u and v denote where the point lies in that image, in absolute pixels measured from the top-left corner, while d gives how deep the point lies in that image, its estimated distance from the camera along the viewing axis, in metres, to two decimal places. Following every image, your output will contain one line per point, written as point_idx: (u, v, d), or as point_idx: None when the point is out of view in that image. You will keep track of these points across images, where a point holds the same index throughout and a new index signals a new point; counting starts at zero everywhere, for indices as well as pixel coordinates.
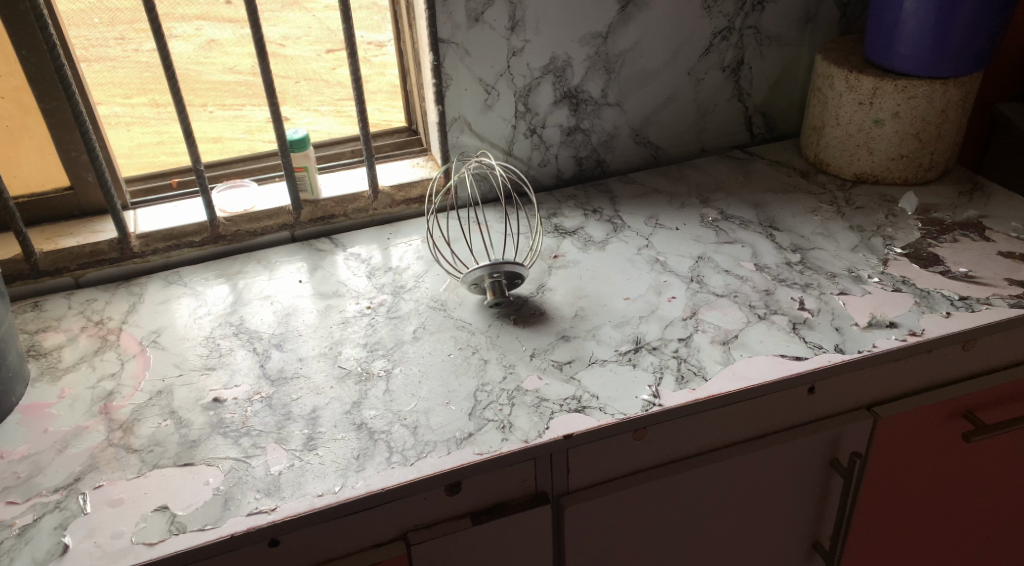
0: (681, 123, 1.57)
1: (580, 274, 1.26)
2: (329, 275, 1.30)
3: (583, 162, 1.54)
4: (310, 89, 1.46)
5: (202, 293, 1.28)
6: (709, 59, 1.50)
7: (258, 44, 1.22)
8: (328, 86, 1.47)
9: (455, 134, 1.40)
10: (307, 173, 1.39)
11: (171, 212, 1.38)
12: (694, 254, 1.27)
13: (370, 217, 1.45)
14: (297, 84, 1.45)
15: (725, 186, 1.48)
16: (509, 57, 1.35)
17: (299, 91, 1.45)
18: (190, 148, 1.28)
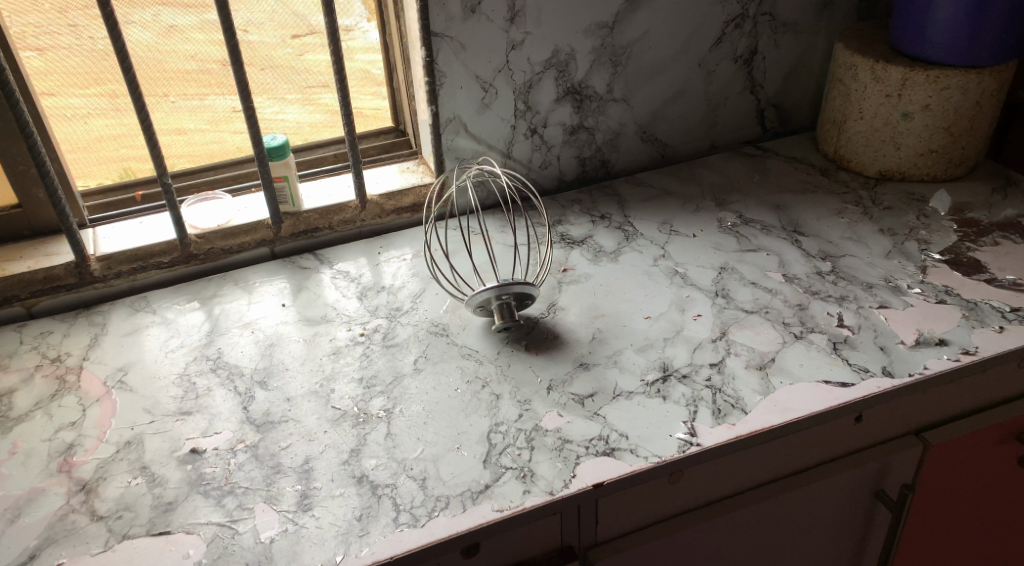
0: (690, 118, 1.46)
1: (593, 290, 1.15)
2: (316, 298, 1.18)
3: (587, 163, 1.43)
4: (276, 77, 1.27)
5: (173, 323, 1.15)
6: (721, 49, 1.39)
7: (229, 40, 1.08)
8: (297, 73, 1.29)
9: (450, 136, 1.28)
10: (287, 183, 1.25)
11: (134, 230, 1.24)
12: (716, 264, 1.18)
13: (356, 229, 1.33)
14: (262, 73, 1.25)
15: (740, 187, 1.39)
16: (508, 51, 1.22)
17: (265, 80, 1.26)
18: (155, 159, 1.14)
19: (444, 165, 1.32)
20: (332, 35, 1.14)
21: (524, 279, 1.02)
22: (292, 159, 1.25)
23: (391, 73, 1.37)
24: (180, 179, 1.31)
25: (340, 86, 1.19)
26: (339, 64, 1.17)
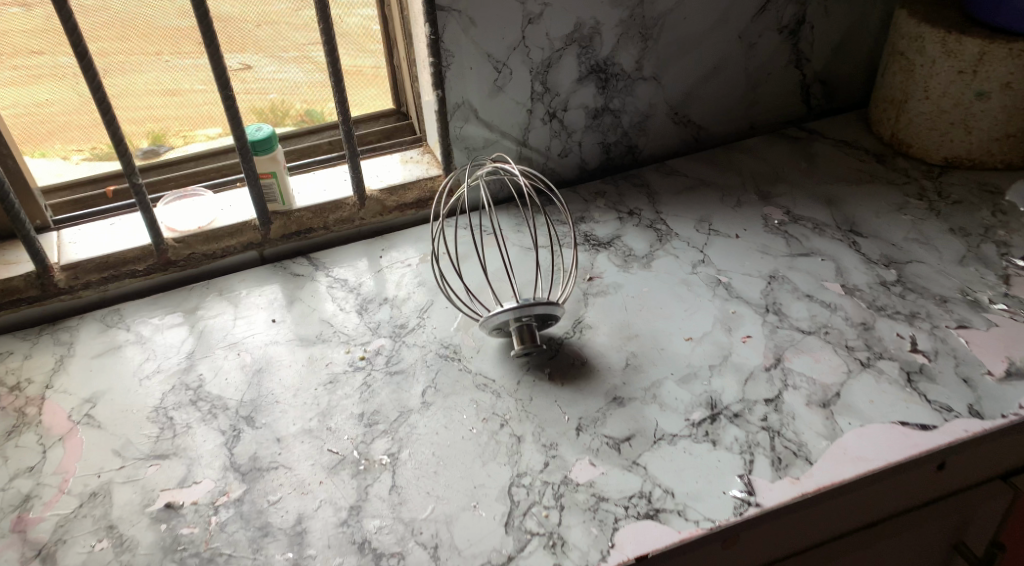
0: (727, 98, 1.30)
1: (625, 307, 1.01)
2: (310, 312, 1.04)
3: (612, 149, 1.28)
4: (271, 35, 1.10)
5: (150, 343, 1.00)
6: (765, 19, 1.22)
7: (201, 18, 0.91)
8: (294, 30, 1.11)
9: (458, 124, 1.13)
10: (275, 180, 1.10)
11: (105, 234, 1.09)
12: (766, 272, 1.05)
13: (355, 228, 1.19)
14: (258, 30, 1.09)
15: (785, 177, 1.24)
16: (525, 25, 1.06)
17: (261, 38, 1.10)
18: (121, 156, 0.98)
19: (452, 156, 1.17)
20: (323, 9, 0.97)
21: (546, 296, 0.88)
22: (281, 152, 1.10)
23: (389, 47, 1.21)
24: (157, 172, 1.16)
25: (332, 68, 1.02)
26: (331, 44, 1.00)
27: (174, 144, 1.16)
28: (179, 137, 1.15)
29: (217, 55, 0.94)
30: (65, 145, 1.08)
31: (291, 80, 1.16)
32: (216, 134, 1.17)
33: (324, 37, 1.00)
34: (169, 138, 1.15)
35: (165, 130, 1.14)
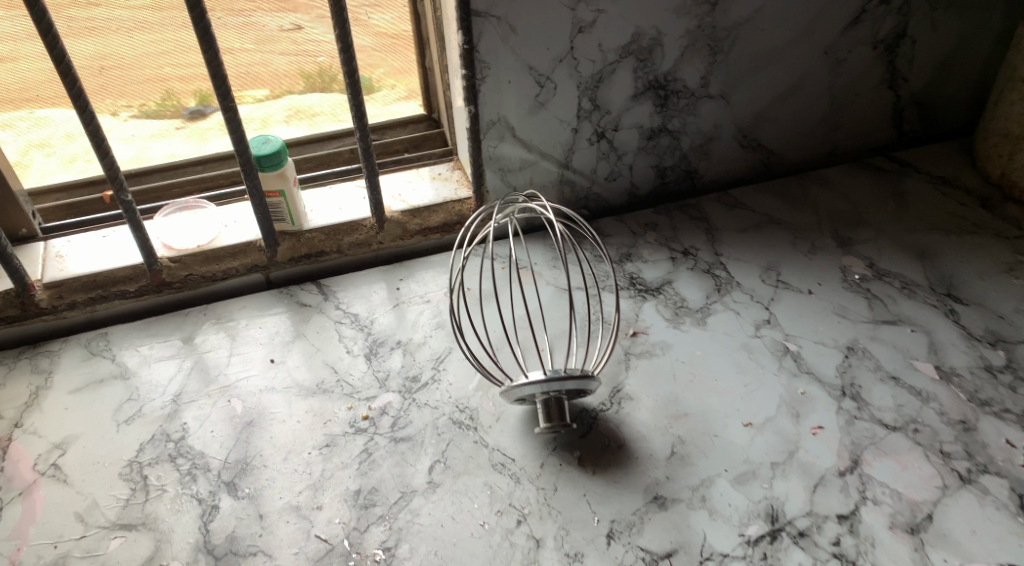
0: (805, 120, 1.12)
1: (674, 376, 0.87)
2: (313, 354, 0.92)
3: (668, 174, 1.12)
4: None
5: (134, 380, 0.89)
6: (858, 31, 1.03)
7: (196, 20, 0.79)
8: None
9: (492, 143, 1.00)
10: (285, 198, 0.98)
11: (96, 247, 0.99)
12: (844, 343, 0.90)
13: (373, 252, 1.06)
14: None
15: (867, 219, 1.07)
16: (574, 35, 0.91)
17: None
18: (109, 169, 0.88)
19: (484, 178, 1.04)
20: (338, 12, 0.85)
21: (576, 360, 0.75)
22: (291, 167, 0.97)
23: (421, 50, 1.08)
24: (162, 176, 1.07)
25: (347, 78, 0.90)
26: (347, 51, 0.87)
27: (222, 106, 1.05)
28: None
29: (216, 64, 0.82)
30: (116, 101, 0.99)
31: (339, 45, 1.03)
32: (266, 97, 1.06)
33: (339, 44, 0.87)
34: (217, 100, 1.04)
35: (214, 91, 1.03)
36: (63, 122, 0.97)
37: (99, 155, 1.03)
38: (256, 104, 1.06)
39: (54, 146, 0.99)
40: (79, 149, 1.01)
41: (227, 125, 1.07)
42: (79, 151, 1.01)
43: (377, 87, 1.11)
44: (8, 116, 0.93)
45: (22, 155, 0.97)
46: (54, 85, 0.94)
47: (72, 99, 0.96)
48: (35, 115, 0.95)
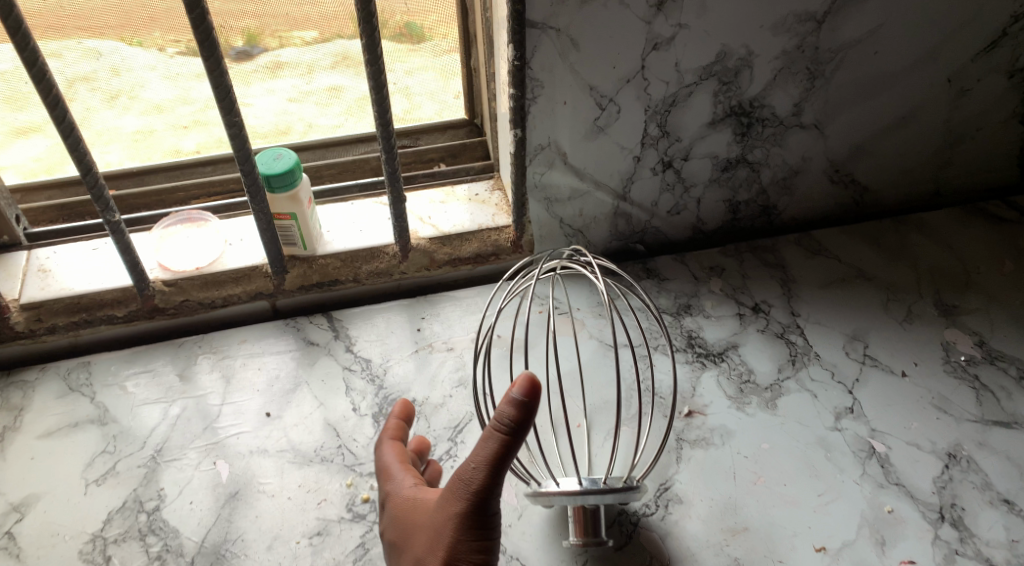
0: (912, 156, 0.96)
1: (734, 475, 0.73)
2: (314, 410, 0.80)
3: (741, 209, 0.97)
4: None
5: (112, 427, 0.78)
6: (991, 58, 0.88)
7: (196, 22, 0.65)
8: None
9: (538, 170, 0.85)
10: (296, 222, 0.85)
11: (84, 262, 0.87)
12: (943, 449, 0.74)
13: (394, 282, 0.93)
14: None
15: (977, 280, 0.91)
16: (648, 51, 0.77)
17: None
18: (95, 191, 0.75)
19: (526, 208, 0.89)
20: (366, 18, 0.70)
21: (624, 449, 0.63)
22: (305, 188, 0.84)
23: (467, 51, 0.92)
24: (168, 177, 0.95)
25: (374, 94, 0.75)
26: (377, 64, 0.73)
27: (269, 47, 0.88)
28: (274, 40, 0.87)
29: (219, 71, 0.69)
30: (163, 36, 0.83)
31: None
32: (314, 40, 0.88)
33: (367, 55, 0.73)
34: (263, 40, 0.87)
35: (261, 29, 0.86)
36: (109, 54, 0.83)
37: (144, 93, 0.88)
38: (303, 49, 0.88)
39: (100, 80, 0.85)
40: (124, 86, 0.86)
41: (271, 69, 0.90)
42: (124, 87, 0.86)
43: (429, 37, 0.91)
44: (52, 44, 0.81)
45: (68, 88, 0.85)
46: (103, 15, 0.80)
47: (118, 30, 0.82)
48: (83, 46, 0.82)
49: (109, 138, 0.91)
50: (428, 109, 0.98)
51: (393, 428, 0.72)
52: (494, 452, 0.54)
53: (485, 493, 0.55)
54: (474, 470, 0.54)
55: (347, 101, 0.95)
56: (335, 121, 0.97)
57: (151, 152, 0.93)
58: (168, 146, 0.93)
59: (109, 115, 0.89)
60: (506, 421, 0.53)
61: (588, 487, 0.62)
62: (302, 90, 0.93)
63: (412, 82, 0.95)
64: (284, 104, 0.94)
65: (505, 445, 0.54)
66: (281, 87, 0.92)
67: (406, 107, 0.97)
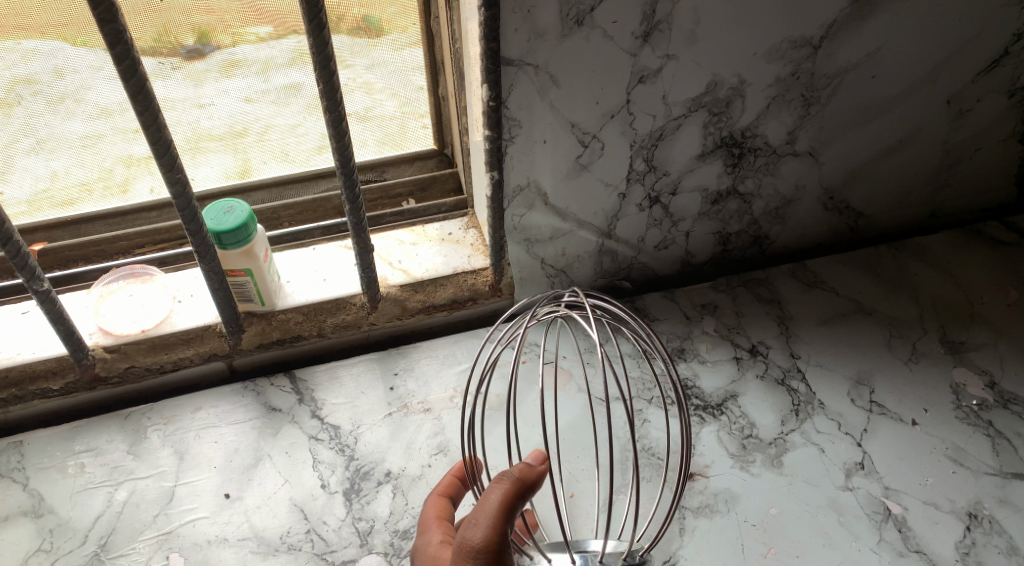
0: (910, 179, 0.91)
1: (742, 547, 0.67)
2: (278, 488, 0.73)
3: (732, 241, 0.91)
4: None
5: (49, 520, 0.70)
6: (992, 78, 0.83)
7: (125, 75, 0.57)
8: None
9: (517, 212, 0.78)
10: (251, 278, 0.77)
11: (12, 329, 0.78)
12: (963, 508, 0.69)
13: (362, 334, 0.86)
14: None
15: (982, 313, 0.88)
16: (634, 84, 0.70)
17: None
18: (16, 259, 0.66)
19: (505, 251, 0.82)
20: (323, 62, 0.61)
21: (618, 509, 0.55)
22: (260, 241, 0.77)
23: (433, 78, 0.84)
24: (109, 225, 0.85)
25: (334, 141, 0.67)
26: (336, 111, 0.65)
27: (223, 45, 0.76)
28: (227, 37, 0.75)
29: (156, 126, 0.61)
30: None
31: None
32: (270, 36, 0.77)
33: (325, 102, 0.64)
34: (216, 37, 0.75)
35: (213, 25, 0.74)
36: (50, 55, 0.71)
37: (91, 96, 0.75)
38: (259, 45, 0.77)
39: (42, 83, 0.73)
40: (70, 88, 0.74)
41: (225, 68, 0.78)
42: (69, 90, 0.74)
43: (389, 30, 0.79)
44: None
45: (7, 93, 0.72)
46: (42, 9, 0.68)
47: (60, 28, 0.70)
48: (21, 46, 0.70)
49: (53, 146, 0.78)
50: (389, 107, 0.86)
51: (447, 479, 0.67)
52: (504, 501, 0.51)
53: (496, 550, 0.50)
54: (483, 524, 0.50)
55: (306, 100, 0.83)
56: (293, 121, 0.84)
57: (100, 159, 0.80)
58: (118, 153, 0.81)
59: (53, 119, 0.75)
60: (517, 471, 0.53)
61: None
62: (259, 90, 0.81)
63: (374, 78, 0.82)
64: (240, 105, 0.81)
65: (515, 495, 0.52)
66: (235, 88, 0.80)
67: (366, 104, 0.84)
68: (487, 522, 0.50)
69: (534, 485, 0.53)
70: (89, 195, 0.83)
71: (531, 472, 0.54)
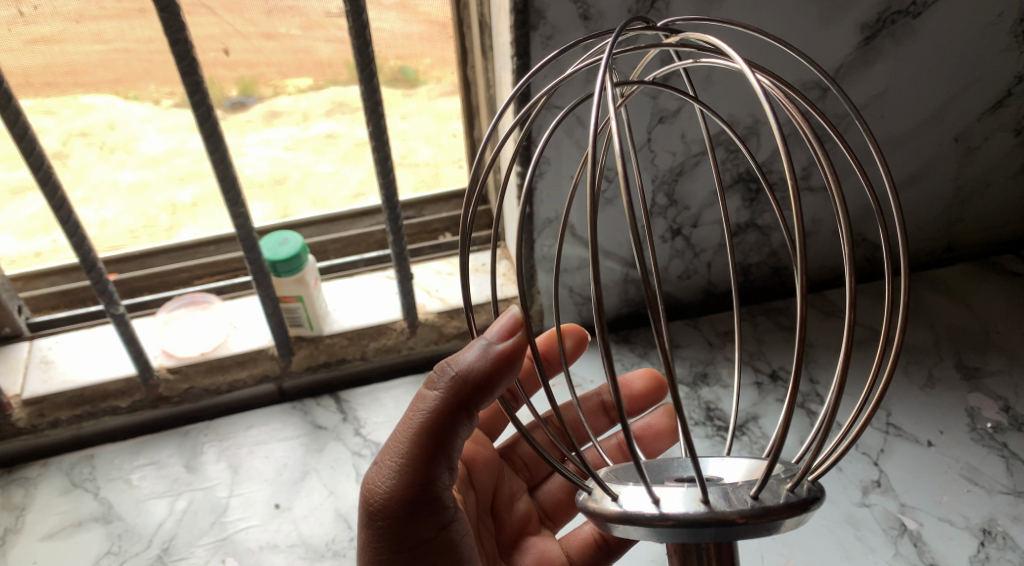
0: (924, 212, 0.95)
1: (762, 559, 0.70)
2: (324, 499, 0.78)
3: (752, 271, 0.96)
4: None
5: (117, 525, 0.77)
6: (998, 117, 0.87)
7: (201, 119, 0.66)
8: None
9: (546, 243, 0.84)
10: (302, 304, 0.85)
11: (86, 352, 0.86)
12: (977, 524, 0.71)
13: (403, 358, 0.92)
14: None
15: (998, 340, 0.91)
16: (655, 124, 0.76)
17: None
18: (99, 284, 0.75)
19: (536, 279, 0.88)
20: (372, 107, 0.70)
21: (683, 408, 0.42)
22: (311, 270, 0.84)
23: (471, 123, 0.90)
24: (171, 257, 0.93)
25: (380, 178, 0.75)
26: (383, 151, 0.73)
27: (264, 96, 0.86)
28: (269, 89, 0.85)
29: (225, 164, 0.69)
30: (159, 88, 0.81)
31: (382, 31, 0.81)
32: (309, 88, 0.86)
33: (373, 143, 0.72)
34: (259, 90, 0.85)
35: (254, 78, 0.83)
36: (104, 110, 0.82)
37: (140, 146, 0.86)
38: (298, 96, 0.86)
39: (95, 134, 0.83)
40: (121, 139, 0.85)
41: (267, 118, 0.87)
42: (120, 141, 0.85)
43: (424, 80, 0.88)
44: (48, 102, 0.79)
45: (64, 144, 0.82)
46: (107, 67, 0.78)
47: (114, 85, 0.80)
48: (79, 102, 0.80)
49: (104, 194, 0.88)
50: (425, 152, 0.94)
51: (539, 381, 0.80)
52: (430, 412, 0.53)
53: (404, 468, 0.53)
54: (404, 441, 0.54)
55: (342, 148, 0.92)
56: (330, 168, 0.93)
57: (145, 207, 0.90)
58: (165, 199, 0.90)
59: (103, 168, 0.86)
60: (456, 370, 0.53)
61: (644, 511, 0.42)
62: (298, 139, 0.90)
63: (408, 126, 0.92)
64: (280, 153, 0.90)
65: (442, 409, 0.53)
66: (275, 136, 0.89)
67: (402, 151, 0.94)
68: (401, 445, 0.54)
69: (479, 383, 0.53)
70: (136, 241, 0.91)
71: (473, 370, 0.53)
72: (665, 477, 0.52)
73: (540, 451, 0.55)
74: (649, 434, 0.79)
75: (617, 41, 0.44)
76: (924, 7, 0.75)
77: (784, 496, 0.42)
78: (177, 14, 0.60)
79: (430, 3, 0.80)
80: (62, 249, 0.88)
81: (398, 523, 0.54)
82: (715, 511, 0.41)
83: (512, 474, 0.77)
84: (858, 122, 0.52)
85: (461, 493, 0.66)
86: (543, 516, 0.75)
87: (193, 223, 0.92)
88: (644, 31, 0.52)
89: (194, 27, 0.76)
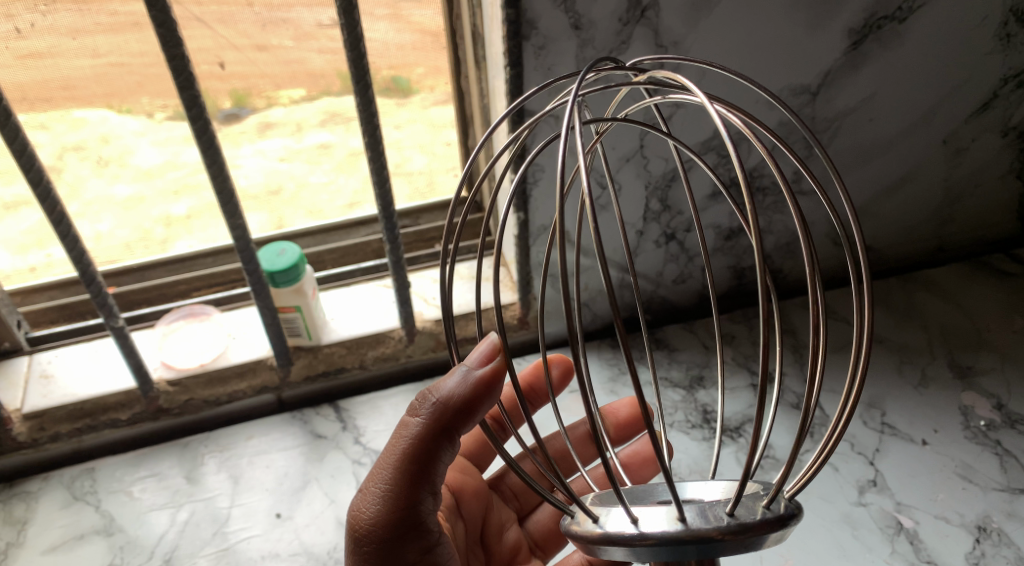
0: (916, 213, 0.97)
1: (761, 560, 0.71)
2: (325, 508, 0.79)
3: (745, 274, 0.97)
4: None
5: (118, 537, 0.77)
6: (985, 119, 0.89)
7: (199, 133, 0.67)
8: None
9: (542, 249, 0.85)
10: (299, 314, 0.85)
11: (86, 365, 0.87)
12: (972, 522, 0.72)
13: (399, 366, 0.93)
14: None
15: (989, 339, 0.92)
16: (646, 133, 0.77)
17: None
18: (99, 297, 0.75)
19: (531, 286, 0.89)
20: (368, 118, 0.71)
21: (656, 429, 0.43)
22: (308, 280, 0.85)
23: (463, 134, 0.92)
24: (169, 270, 0.93)
25: (377, 188, 0.76)
26: (379, 160, 0.74)
27: (258, 108, 0.86)
28: (263, 100, 0.86)
29: (222, 177, 0.70)
30: (151, 101, 0.82)
31: (374, 41, 0.82)
32: (303, 98, 0.87)
33: (368, 153, 0.73)
34: (252, 101, 0.85)
35: (249, 90, 0.84)
36: (97, 123, 0.82)
37: (135, 158, 0.86)
38: (292, 107, 0.87)
39: (89, 148, 0.84)
40: (115, 152, 0.85)
41: (260, 130, 0.88)
42: (113, 154, 0.85)
43: (418, 89, 0.89)
44: (41, 117, 0.79)
45: (57, 159, 0.83)
46: (104, 81, 0.79)
47: (106, 99, 0.80)
48: (72, 116, 0.80)
49: (98, 208, 0.88)
50: (419, 161, 0.95)
51: (524, 414, 0.81)
52: (414, 438, 0.53)
53: (389, 494, 0.54)
54: (388, 466, 0.54)
55: (337, 158, 0.93)
56: (325, 178, 0.94)
57: (140, 220, 0.90)
58: (160, 211, 0.91)
59: (97, 182, 0.87)
60: (438, 396, 0.54)
61: (622, 533, 0.43)
62: (292, 150, 0.91)
63: (403, 135, 0.93)
64: (274, 164, 0.91)
65: (426, 436, 0.53)
66: (269, 147, 0.90)
67: (398, 160, 0.95)
68: (386, 471, 0.54)
69: (461, 407, 0.53)
70: (132, 254, 0.92)
71: (455, 395, 0.53)
72: (648, 499, 0.52)
73: (523, 476, 0.56)
74: (635, 462, 0.80)
75: (583, 80, 0.45)
76: (909, 12, 0.76)
77: (760, 512, 0.43)
78: (174, 29, 0.61)
79: (423, 13, 0.81)
80: (57, 263, 0.88)
81: (383, 549, 0.54)
82: (692, 529, 0.41)
83: (501, 504, 0.77)
84: (816, 148, 0.52)
85: (449, 524, 0.66)
86: (533, 547, 0.76)
87: (189, 235, 0.93)
88: (614, 68, 0.53)
89: (189, 41, 0.77)
